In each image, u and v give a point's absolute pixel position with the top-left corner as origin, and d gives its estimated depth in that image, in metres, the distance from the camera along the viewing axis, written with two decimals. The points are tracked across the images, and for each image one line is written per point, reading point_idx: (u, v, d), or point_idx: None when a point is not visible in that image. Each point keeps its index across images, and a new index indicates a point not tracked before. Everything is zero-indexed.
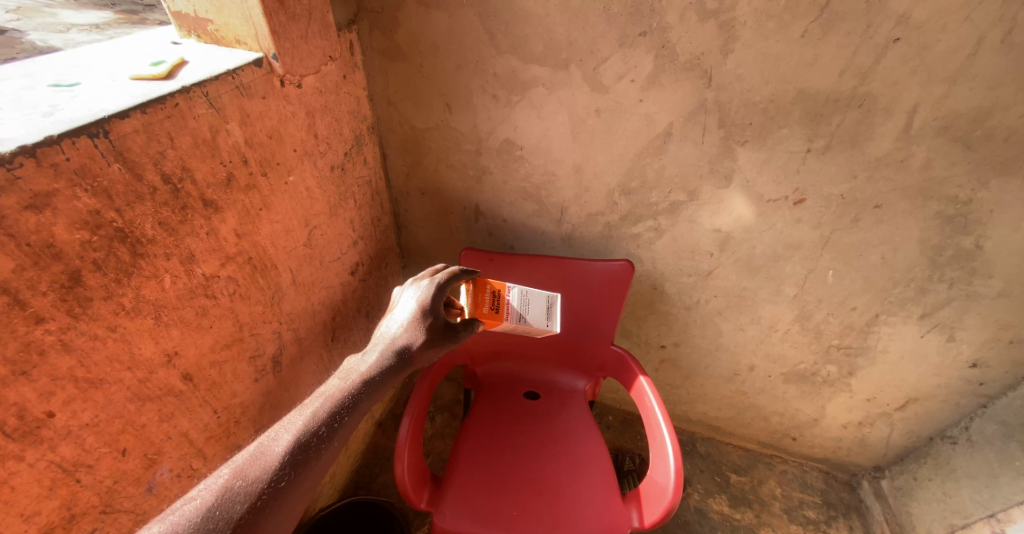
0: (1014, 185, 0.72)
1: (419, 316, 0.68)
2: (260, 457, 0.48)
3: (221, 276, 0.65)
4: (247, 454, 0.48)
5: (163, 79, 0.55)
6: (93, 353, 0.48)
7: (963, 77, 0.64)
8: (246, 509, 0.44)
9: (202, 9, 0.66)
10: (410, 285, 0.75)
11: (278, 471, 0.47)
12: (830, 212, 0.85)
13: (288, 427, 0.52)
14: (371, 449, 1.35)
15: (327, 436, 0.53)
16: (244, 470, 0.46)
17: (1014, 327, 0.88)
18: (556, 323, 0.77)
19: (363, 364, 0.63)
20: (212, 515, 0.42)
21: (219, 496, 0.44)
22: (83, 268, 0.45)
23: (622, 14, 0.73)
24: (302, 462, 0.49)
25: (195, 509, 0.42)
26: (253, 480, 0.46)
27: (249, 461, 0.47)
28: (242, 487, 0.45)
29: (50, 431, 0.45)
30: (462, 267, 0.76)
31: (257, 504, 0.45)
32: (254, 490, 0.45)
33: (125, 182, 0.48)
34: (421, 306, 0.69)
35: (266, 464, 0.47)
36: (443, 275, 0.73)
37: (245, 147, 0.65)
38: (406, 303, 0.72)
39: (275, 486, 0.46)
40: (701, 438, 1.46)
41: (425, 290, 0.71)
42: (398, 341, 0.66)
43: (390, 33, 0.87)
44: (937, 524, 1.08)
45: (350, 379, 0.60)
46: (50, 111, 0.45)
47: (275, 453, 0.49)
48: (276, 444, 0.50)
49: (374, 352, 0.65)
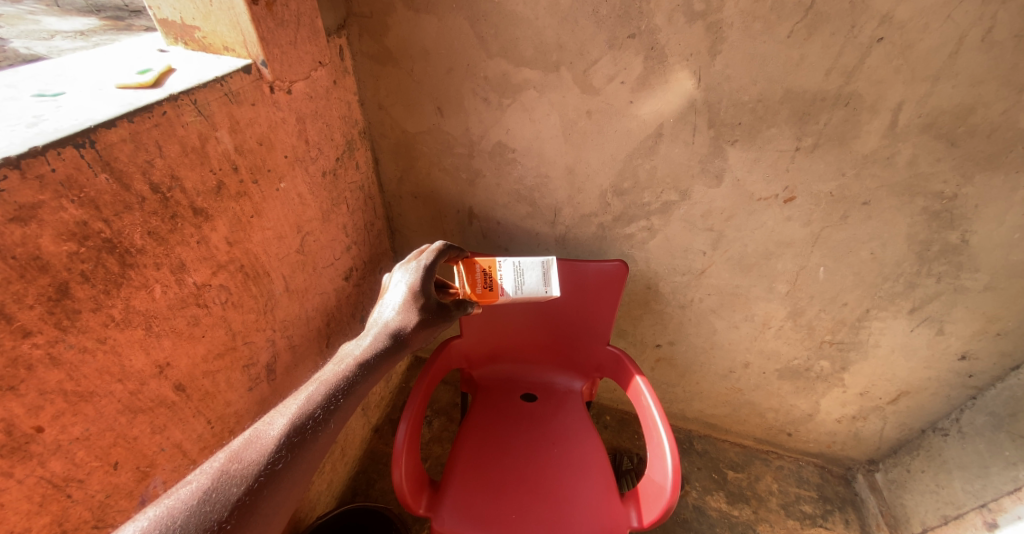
0: (998, 179, 0.73)
1: (411, 299, 0.69)
2: (255, 441, 0.47)
3: (212, 284, 0.65)
4: (241, 440, 0.47)
5: (150, 87, 0.54)
6: (83, 366, 0.48)
7: (945, 76, 0.66)
8: (243, 491, 0.43)
9: (188, 16, 0.65)
10: (399, 269, 0.75)
11: (275, 454, 0.47)
12: (820, 210, 0.86)
13: (283, 411, 0.51)
14: (368, 456, 1.34)
15: (323, 419, 0.52)
16: (240, 454, 0.46)
17: (1001, 319, 0.90)
18: (554, 287, 0.80)
19: (358, 348, 0.63)
20: (209, 498, 0.41)
21: (216, 479, 0.43)
22: (71, 281, 0.45)
23: (611, 16, 0.73)
24: (299, 445, 0.49)
25: (192, 491, 0.41)
26: (249, 463, 0.45)
27: (245, 445, 0.47)
28: (238, 470, 0.44)
29: (39, 446, 0.45)
30: (445, 242, 0.77)
31: (255, 486, 0.44)
32: (250, 473, 0.44)
33: (113, 192, 0.47)
34: (412, 289, 0.70)
35: (262, 447, 0.47)
36: (427, 257, 0.73)
37: (234, 155, 0.64)
38: (396, 287, 0.72)
39: (272, 468, 0.46)
40: (697, 435, 1.47)
41: (414, 275, 0.72)
42: (392, 324, 0.66)
43: (379, 37, 0.87)
44: (930, 515, 1.09)
45: (345, 364, 0.59)
46: (34, 122, 0.44)
47: (271, 436, 0.48)
48: (271, 429, 0.49)
49: (369, 336, 0.65)
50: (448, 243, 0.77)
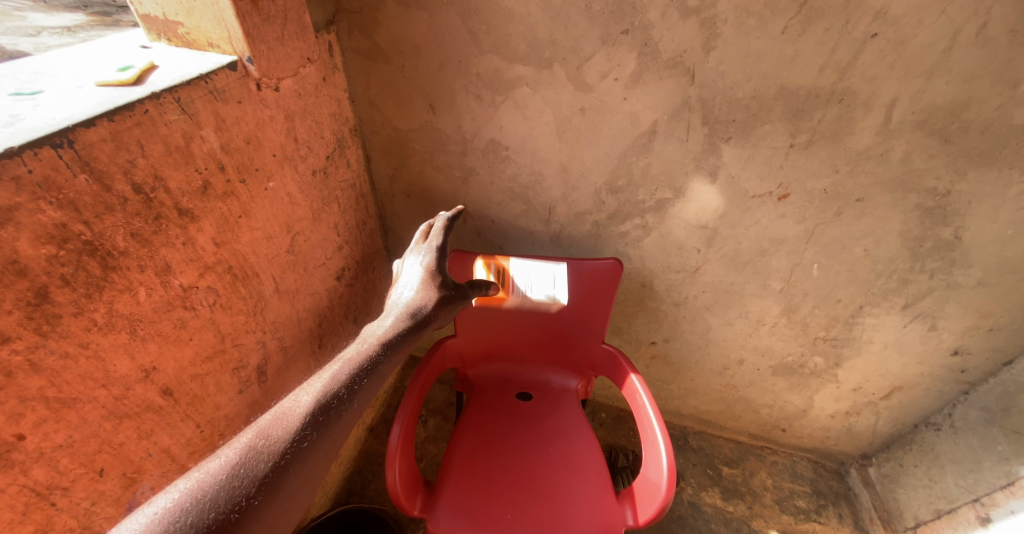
0: (991, 175, 0.73)
1: (430, 279, 0.70)
2: (283, 418, 0.45)
3: (200, 286, 0.63)
4: (269, 416, 0.45)
5: (131, 85, 0.53)
6: (65, 372, 0.46)
7: (939, 72, 0.65)
8: (270, 467, 0.40)
9: (171, 11, 0.64)
10: (410, 254, 0.76)
11: (301, 431, 0.44)
12: (814, 207, 0.86)
13: (308, 389, 0.49)
14: (363, 456, 1.34)
15: (347, 398, 0.50)
16: (267, 430, 0.43)
17: (993, 315, 0.90)
18: None
19: (381, 327, 0.61)
20: (237, 473, 0.38)
21: (244, 455, 0.40)
22: (50, 285, 0.43)
23: (604, 12, 0.72)
24: (325, 423, 0.46)
25: (220, 465, 0.38)
26: (276, 439, 0.42)
27: (272, 421, 0.44)
28: (266, 447, 0.42)
29: (21, 455, 0.43)
30: (450, 217, 0.80)
31: (282, 462, 0.41)
32: (277, 449, 0.42)
33: (93, 193, 0.46)
34: (429, 270, 0.71)
35: (288, 424, 0.44)
36: (437, 237, 0.76)
37: (221, 154, 0.63)
38: (411, 270, 0.72)
39: (298, 445, 0.43)
40: (692, 432, 1.47)
41: (429, 256, 0.73)
42: (413, 304, 0.66)
43: (369, 33, 0.86)
44: (923, 509, 1.10)
45: (368, 343, 0.58)
46: (10, 121, 0.43)
47: (297, 413, 0.46)
48: (298, 405, 0.47)
49: (390, 316, 0.63)
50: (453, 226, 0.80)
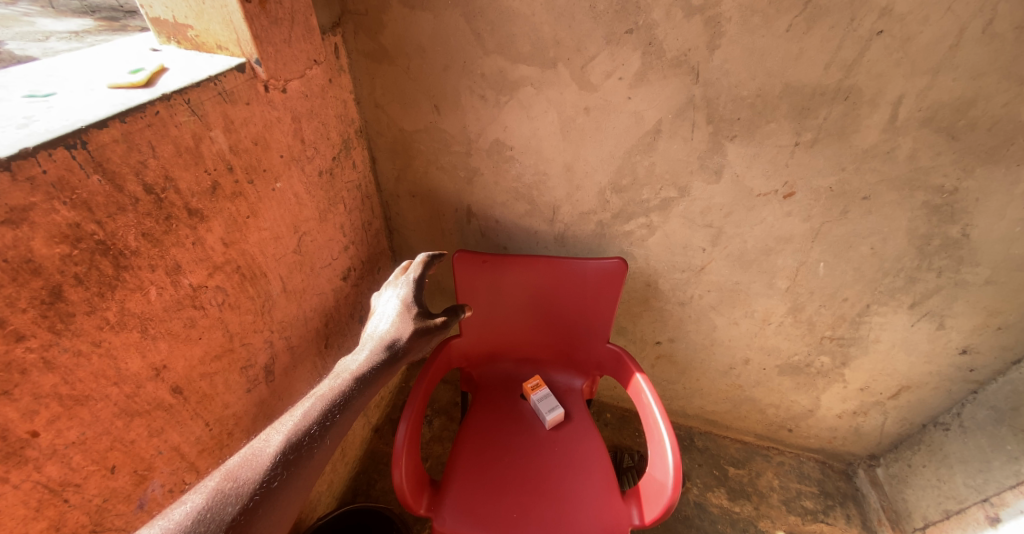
0: (999, 172, 0.73)
1: (406, 311, 0.74)
2: (252, 459, 0.48)
3: (209, 285, 0.64)
4: (237, 458, 0.48)
5: (142, 87, 0.53)
6: (78, 369, 0.47)
7: (945, 68, 0.65)
8: (238, 510, 0.43)
9: (182, 14, 0.65)
10: (388, 288, 0.81)
11: (271, 471, 0.47)
12: (820, 205, 0.85)
13: (279, 428, 0.52)
14: (369, 455, 1.34)
15: (319, 435, 0.53)
16: (236, 472, 0.46)
17: (1002, 313, 0.90)
18: None
19: (355, 362, 0.65)
20: (203, 517, 0.41)
21: (211, 499, 0.43)
22: (64, 283, 0.44)
23: (608, 12, 0.73)
24: (295, 461, 0.49)
25: (187, 511, 0.41)
26: (244, 481, 0.45)
27: (241, 463, 0.47)
28: (233, 489, 0.44)
29: (35, 451, 0.44)
30: (429, 252, 0.83)
31: (250, 505, 0.44)
32: (245, 491, 0.44)
33: (105, 194, 0.46)
34: (405, 301, 0.76)
35: (258, 464, 0.47)
36: (415, 270, 0.81)
37: (229, 155, 0.63)
38: (389, 302, 0.78)
39: (267, 485, 0.46)
40: (699, 432, 1.47)
41: (406, 288, 0.78)
42: (389, 336, 0.70)
43: (375, 35, 0.86)
44: (931, 509, 1.09)
45: (342, 378, 0.61)
46: (25, 123, 0.44)
47: (267, 454, 0.48)
48: (268, 446, 0.49)
49: (366, 349, 0.67)
50: (431, 256, 0.83)
